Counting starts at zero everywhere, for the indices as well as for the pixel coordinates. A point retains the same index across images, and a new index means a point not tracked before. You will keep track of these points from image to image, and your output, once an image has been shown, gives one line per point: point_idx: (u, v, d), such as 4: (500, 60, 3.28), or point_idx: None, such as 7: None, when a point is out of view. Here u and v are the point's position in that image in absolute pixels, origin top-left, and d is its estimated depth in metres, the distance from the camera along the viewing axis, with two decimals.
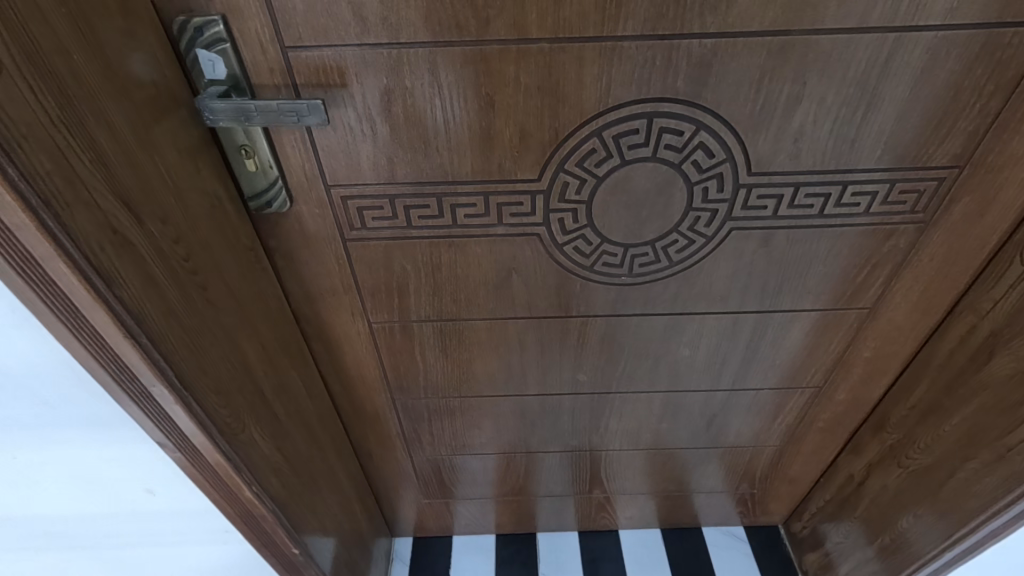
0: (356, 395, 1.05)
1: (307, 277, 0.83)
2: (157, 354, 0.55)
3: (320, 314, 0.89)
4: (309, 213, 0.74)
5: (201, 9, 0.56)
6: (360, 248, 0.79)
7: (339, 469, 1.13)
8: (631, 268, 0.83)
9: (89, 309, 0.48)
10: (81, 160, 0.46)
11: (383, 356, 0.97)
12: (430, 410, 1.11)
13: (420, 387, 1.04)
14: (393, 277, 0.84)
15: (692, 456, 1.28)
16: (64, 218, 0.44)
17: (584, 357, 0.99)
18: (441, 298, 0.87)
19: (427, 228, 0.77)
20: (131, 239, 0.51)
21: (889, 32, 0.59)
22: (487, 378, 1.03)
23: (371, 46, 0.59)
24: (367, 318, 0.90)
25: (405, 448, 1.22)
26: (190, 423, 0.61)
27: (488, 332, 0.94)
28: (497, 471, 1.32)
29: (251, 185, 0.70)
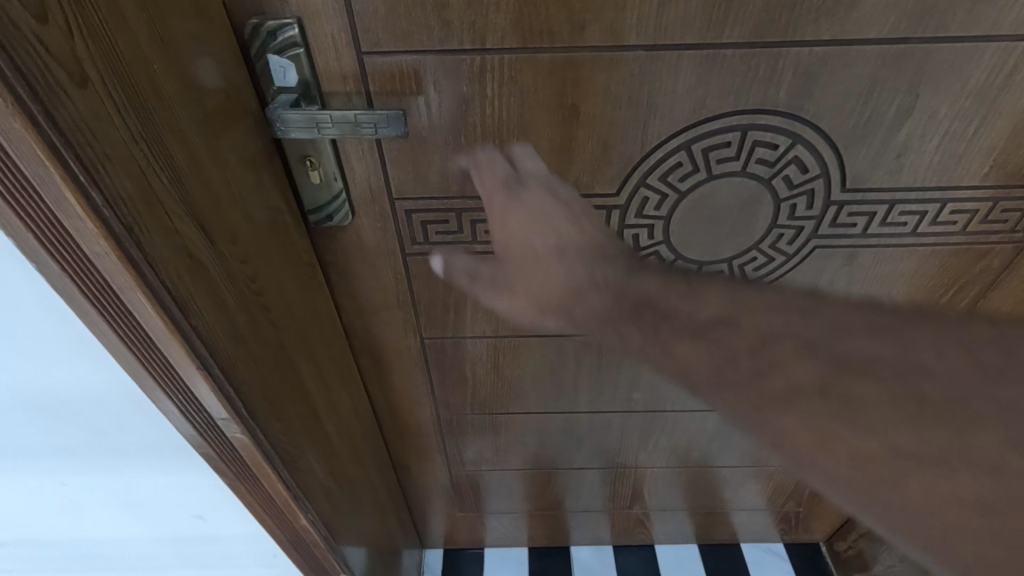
0: (399, 411, 1.02)
1: (362, 292, 0.79)
2: (227, 385, 0.51)
3: (371, 329, 0.85)
4: (370, 227, 0.70)
5: (275, 12, 0.52)
6: (419, 263, 0.75)
7: (379, 485, 1.09)
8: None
9: (167, 340, 0.44)
10: (159, 180, 0.42)
11: (431, 372, 0.93)
12: (474, 426, 1.07)
13: (466, 403, 1.00)
14: (450, 293, 0.80)
15: (739, 474, 1.23)
16: (145, 245, 0.40)
17: (640, 376, 0.95)
18: (498, 314, 0.83)
19: (493, 243, 0.72)
20: (205, 263, 0.47)
21: (1018, 41, 0.54)
22: (536, 394, 0.99)
23: (453, 52, 0.55)
24: (419, 334, 0.86)
25: (444, 464, 1.19)
26: (254, 454, 0.58)
27: (543, 348, 0.90)
28: (535, 486, 1.28)
29: (311, 199, 0.65)
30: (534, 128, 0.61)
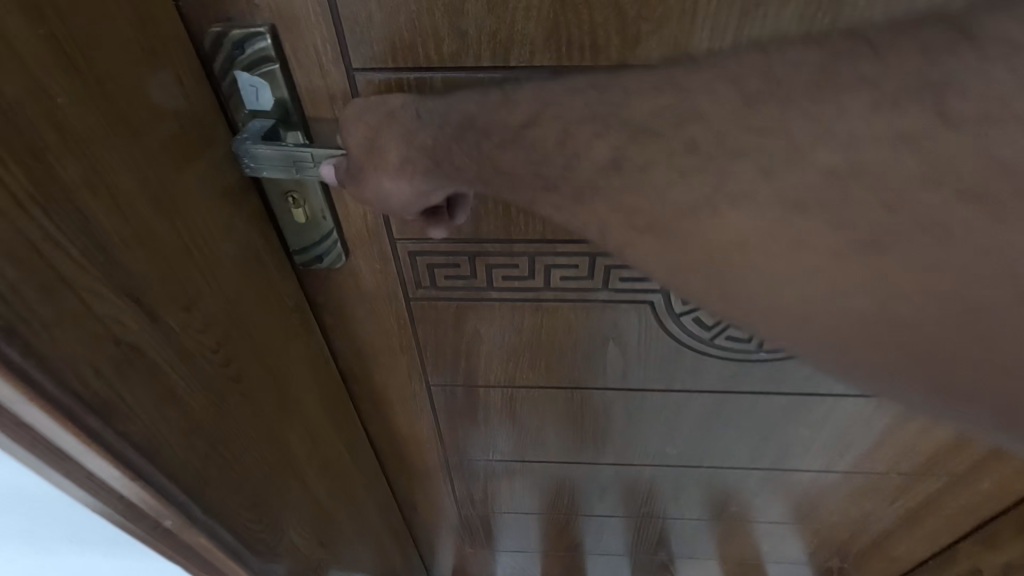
0: (404, 455, 0.91)
1: (361, 338, 0.68)
2: (178, 489, 0.42)
3: (371, 375, 0.74)
4: (368, 268, 0.59)
5: (243, 17, 0.41)
6: (426, 308, 0.64)
7: (381, 529, 1.00)
8: (761, 342, 0.67)
9: (82, 452, 0.35)
10: (60, 253, 0.32)
11: (440, 418, 0.83)
12: (486, 470, 0.96)
13: (478, 448, 0.90)
14: (462, 340, 0.69)
15: (780, 530, 1.10)
16: (35, 347, 0.30)
17: (679, 431, 0.83)
18: (516, 363, 0.72)
19: (512, 290, 0.61)
20: (146, 347, 0.38)
21: None
22: (557, 443, 0.88)
23: (469, 70, 0.43)
24: (427, 381, 0.75)
25: (454, 505, 1.09)
26: (221, 555, 0.48)
27: (567, 399, 0.78)
28: (551, 528, 1.17)
29: (297, 239, 0.55)
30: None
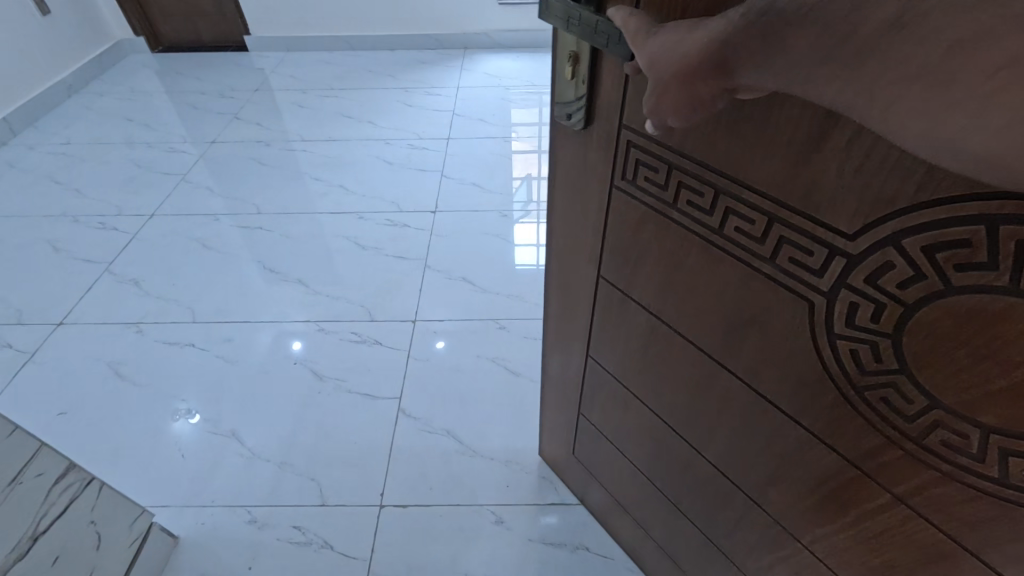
0: (560, 347, 0.84)
1: (573, 207, 0.64)
2: None
3: (561, 244, 0.70)
4: (594, 144, 0.55)
5: None
6: (620, 204, 0.56)
7: (552, 377, 0.91)
8: (919, 433, 0.41)
9: None
10: None
11: (593, 334, 0.74)
12: (612, 389, 0.77)
13: (612, 373, 0.75)
14: (633, 247, 0.58)
15: None
16: None
17: (808, 494, 0.54)
18: (667, 298, 0.58)
19: (648, 200, 0.53)
20: None
21: None
22: (682, 415, 0.66)
23: None
24: (599, 271, 0.66)
25: (575, 431, 0.93)
26: None
27: (699, 368, 0.59)
28: (629, 486, 0.87)
29: (559, 92, 0.54)
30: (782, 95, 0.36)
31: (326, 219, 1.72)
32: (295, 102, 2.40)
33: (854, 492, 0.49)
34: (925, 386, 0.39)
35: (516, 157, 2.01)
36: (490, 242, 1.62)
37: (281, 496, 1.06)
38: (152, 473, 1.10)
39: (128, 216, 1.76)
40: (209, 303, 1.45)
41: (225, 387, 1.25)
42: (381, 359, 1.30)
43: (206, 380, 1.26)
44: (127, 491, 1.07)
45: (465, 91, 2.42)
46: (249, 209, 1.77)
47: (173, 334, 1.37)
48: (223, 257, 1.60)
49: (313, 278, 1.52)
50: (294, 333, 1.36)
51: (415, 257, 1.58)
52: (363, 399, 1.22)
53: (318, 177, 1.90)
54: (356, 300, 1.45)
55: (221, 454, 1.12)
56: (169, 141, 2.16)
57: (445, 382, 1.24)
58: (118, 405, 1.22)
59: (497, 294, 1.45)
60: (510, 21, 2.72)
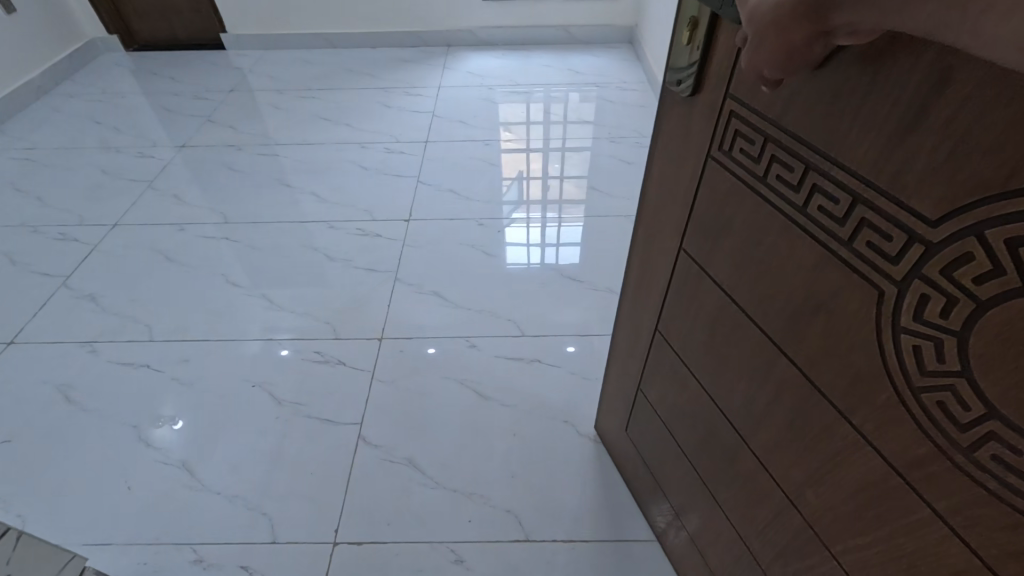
0: (633, 319, 0.81)
1: (668, 177, 0.61)
2: None
3: (651, 211, 0.67)
4: (699, 115, 0.52)
5: None
6: (714, 177, 0.52)
7: (621, 352, 0.89)
8: (972, 443, 0.35)
9: None
10: None
11: (664, 310, 0.70)
12: (673, 371, 0.73)
13: (677, 356, 0.71)
14: (715, 220, 0.54)
15: None
16: None
17: (840, 500, 0.48)
18: (738, 279, 0.53)
19: (738, 172, 0.49)
20: None
21: None
22: (734, 403, 0.61)
23: None
24: (680, 243, 0.62)
25: (633, 408, 0.90)
26: None
27: (758, 355, 0.54)
28: (669, 467, 0.84)
29: (676, 55, 0.52)
30: (895, 50, 0.31)
31: (297, 228, 1.66)
32: (270, 103, 2.32)
33: (892, 505, 0.42)
34: (989, 393, 0.33)
35: (498, 160, 1.94)
36: (466, 253, 1.56)
37: (235, 534, 1.00)
38: (93, 507, 1.04)
39: (92, 226, 1.69)
40: (168, 321, 1.39)
41: (178, 413, 1.19)
42: (344, 382, 1.23)
43: (152, 408, 1.20)
44: (55, 537, 1.00)
45: (446, 90, 2.35)
46: (216, 219, 1.71)
47: (127, 355, 1.30)
48: (185, 270, 1.53)
49: (279, 293, 1.45)
50: (253, 354, 1.30)
51: (386, 269, 1.51)
52: (325, 424, 1.15)
53: (290, 184, 1.83)
54: (322, 316, 1.38)
55: (171, 487, 1.06)
56: (137, 146, 2.08)
57: (410, 407, 1.18)
58: (64, 433, 1.16)
59: (470, 309, 1.39)
60: (493, 18, 2.64)
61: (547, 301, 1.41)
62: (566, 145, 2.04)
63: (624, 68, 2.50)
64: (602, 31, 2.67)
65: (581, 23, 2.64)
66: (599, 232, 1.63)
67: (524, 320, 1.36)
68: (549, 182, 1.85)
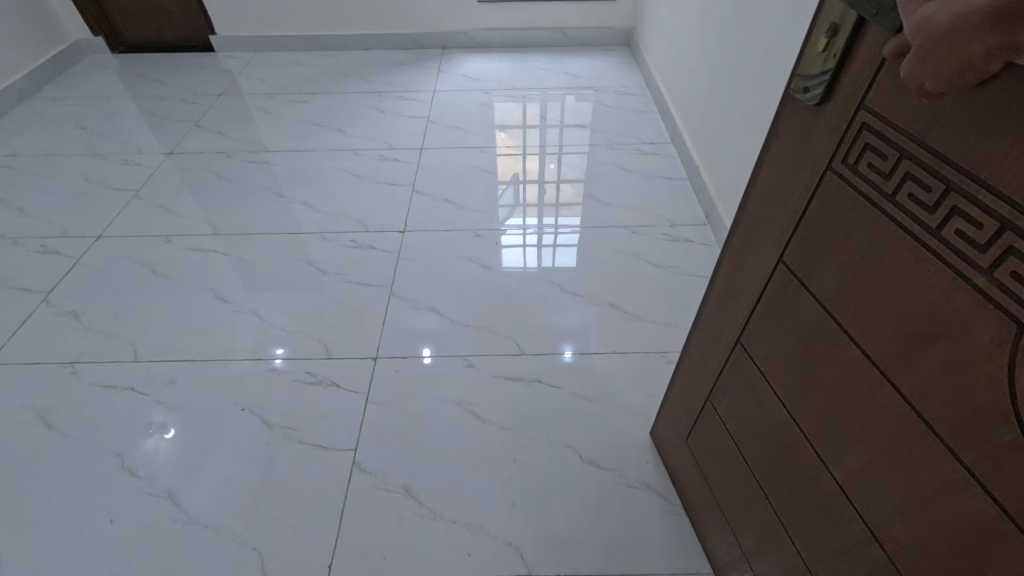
0: (712, 326, 0.78)
1: (775, 184, 0.57)
2: None
3: (750, 219, 0.63)
4: (820, 126, 0.48)
5: None
6: (829, 191, 0.49)
7: (695, 359, 0.86)
8: None
9: None
10: None
11: (750, 322, 0.66)
12: (753, 386, 0.69)
13: (759, 372, 0.67)
14: (824, 234, 0.50)
15: None
16: None
17: (934, 542, 0.44)
18: (843, 298, 0.50)
19: (860, 187, 0.45)
20: None
21: None
22: (816, 427, 0.57)
23: None
24: (777, 256, 0.58)
25: (701, 418, 0.86)
26: None
27: (853, 380, 0.50)
28: (729, 481, 0.81)
29: (809, 57, 0.47)
30: None
31: (287, 239, 1.60)
32: (260, 108, 2.26)
33: (998, 552, 0.39)
34: None
35: (495, 166, 1.90)
36: (462, 266, 1.51)
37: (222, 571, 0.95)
38: (72, 543, 0.99)
39: (75, 238, 1.63)
40: (153, 339, 1.34)
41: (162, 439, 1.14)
42: (335, 405, 1.18)
43: (134, 434, 1.15)
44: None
45: (441, 95, 2.30)
46: (204, 229, 1.65)
47: (110, 376, 1.25)
48: (171, 285, 1.47)
49: (269, 309, 1.40)
50: (242, 374, 1.25)
51: (380, 283, 1.46)
52: (316, 450, 1.11)
53: (281, 193, 1.78)
54: (313, 334, 1.34)
55: (153, 521, 1.02)
56: (122, 152, 2.02)
57: (405, 431, 1.14)
58: (43, 462, 1.11)
59: (467, 326, 1.35)
60: (488, 20, 2.59)
61: (547, 317, 1.37)
62: (563, 149, 2.00)
63: (622, 72, 2.46)
64: (600, 33, 2.63)
65: (578, 25, 2.60)
66: (599, 242, 1.59)
67: (523, 337, 1.32)
68: (546, 187, 1.81)
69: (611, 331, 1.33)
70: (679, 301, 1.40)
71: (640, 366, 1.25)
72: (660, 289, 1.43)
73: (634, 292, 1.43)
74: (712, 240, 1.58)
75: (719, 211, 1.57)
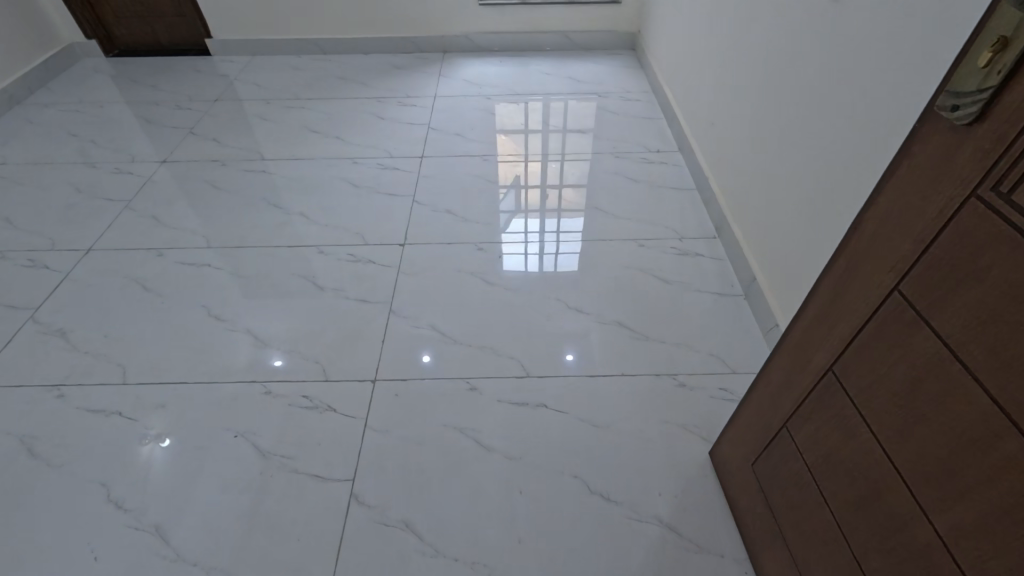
0: (797, 350, 0.75)
1: (897, 209, 0.54)
2: None
3: (857, 244, 0.61)
4: (967, 152, 0.46)
5: None
6: (972, 221, 0.46)
7: (771, 382, 0.83)
8: None
9: None
10: None
11: (848, 350, 0.64)
12: (842, 417, 0.66)
13: (850, 402, 0.65)
14: (958, 266, 0.48)
15: None
16: None
17: None
18: (976, 335, 0.47)
19: (1014, 219, 0.43)
20: None
21: None
22: (920, 466, 0.55)
23: None
24: (891, 284, 0.56)
25: (772, 443, 0.84)
26: None
27: (977, 421, 0.48)
28: (797, 507, 0.79)
29: (959, 76, 0.45)
30: None
31: (284, 253, 1.56)
32: (257, 113, 2.21)
33: None
34: None
35: (497, 175, 1.85)
36: (464, 280, 1.46)
37: None
38: None
39: (63, 251, 1.58)
40: (144, 359, 1.29)
41: (150, 468, 1.09)
42: (332, 431, 1.14)
43: (122, 463, 1.10)
44: None
45: (442, 100, 2.25)
46: (198, 242, 1.60)
47: (97, 400, 1.20)
48: (162, 301, 1.42)
49: (265, 327, 1.35)
50: (235, 397, 1.20)
51: (379, 300, 1.41)
52: (315, 479, 1.06)
53: (278, 204, 1.73)
54: (309, 354, 1.29)
55: (142, 557, 0.97)
56: (114, 160, 1.96)
57: (404, 459, 1.09)
58: (24, 494, 1.05)
59: (469, 345, 1.30)
60: (489, 23, 2.54)
61: (552, 336, 1.32)
62: (565, 156, 1.95)
63: (627, 77, 2.40)
64: (603, 37, 2.58)
65: (580, 28, 2.55)
66: (606, 256, 1.54)
67: (529, 357, 1.27)
68: (548, 192, 1.79)
69: (619, 351, 1.28)
70: (689, 319, 1.34)
71: (650, 389, 1.20)
72: (670, 305, 1.38)
73: (642, 309, 1.38)
74: (722, 254, 1.52)
75: (729, 222, 1.51)
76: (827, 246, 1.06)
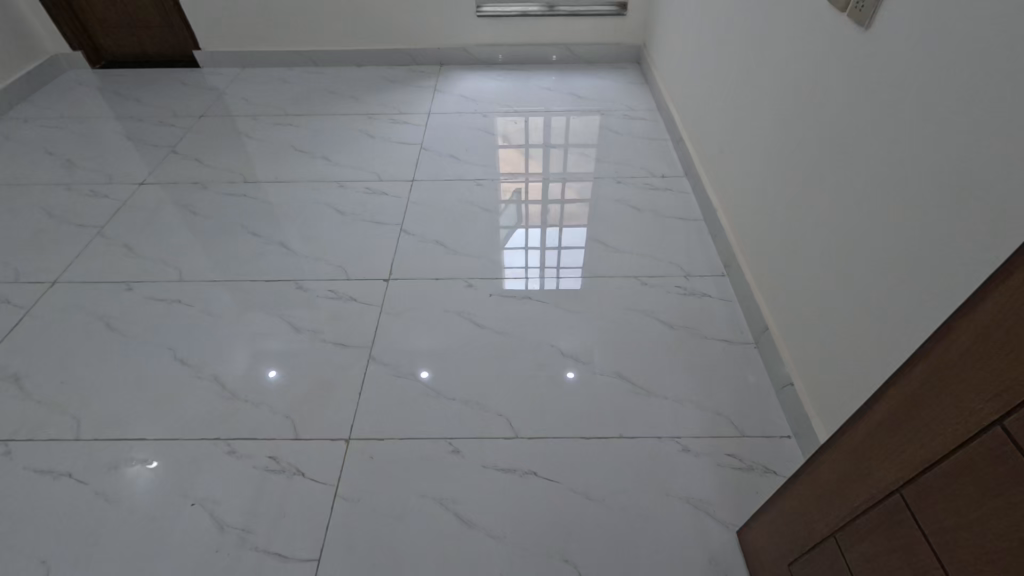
0: (854, 455, 0.63)
1: (1008, 325, 0.42)
2: None
3: (947, 355, 0.49)
4: None
5: None
6: None
7: (818, 480, 0.71)
8: None
9: None
10: None
11: (922, 477, 0.52)
12: (909, 553, 0.54)
13: (920, 541, 0.52)
14: None
15: None
16: None
17: None
18: None
19: None
20: None
21: None
22: None
23: None
24: (993, 417, 0.44)
25: (815, 550, 0.72)
26: None
27: None
28: None
29: None
30: None
31: (259, 289, 1.45)
32: (242, 130, 2.11)
33: None
34: None
35: (495, 202, 1.74)
36: (451, 323, 1.35)
37: None
38: None
39: (27, 283, 1.48)
40: (100, 411, 1.18)
41: (96, 544, 0.98)
42: (297, 501, 1.03)
43: (67, 535, 1.00)
44: None
45: (436, 118, 2.14)
46: (170, 275, 1.50)
47: (47, 459, 1.10)
48: (126, 343, 1.32)
49: (233, 375, 1.24)
50: (195, 457, 1.10)
51: (358, 344, 1.30)
52: (276, 559, 0.96)
53: (257, 232, 1.63)
54: (278, 408, 1.18)
55: None
56: (89, 181, 1.87)
57: (376, 538, 0.98)
58: None
59: (453, 399, 1.19)
60: (488, 35, 2.44)
61: (544, 391, 1.20)
62: (566, 177, 1.85)
63: (630, 93, 2.29)
64: (607, 50, 2.47)
65: (583, 42, 2.44)
66: (606, 296, 1.42)
67: (519, 415, 1.16)
68: (549, 207, 1.73)
69: (617, 410, 1.16)
70: (694, 372, 1.23)
71: (649, 456, 1.08)
72: (675, 354, 1.27)
73: (643, 360, 1.26)
74: (730, 294, 1.41)
75: (738, 260, 1.39)
76: (847, 306, 0.94)
